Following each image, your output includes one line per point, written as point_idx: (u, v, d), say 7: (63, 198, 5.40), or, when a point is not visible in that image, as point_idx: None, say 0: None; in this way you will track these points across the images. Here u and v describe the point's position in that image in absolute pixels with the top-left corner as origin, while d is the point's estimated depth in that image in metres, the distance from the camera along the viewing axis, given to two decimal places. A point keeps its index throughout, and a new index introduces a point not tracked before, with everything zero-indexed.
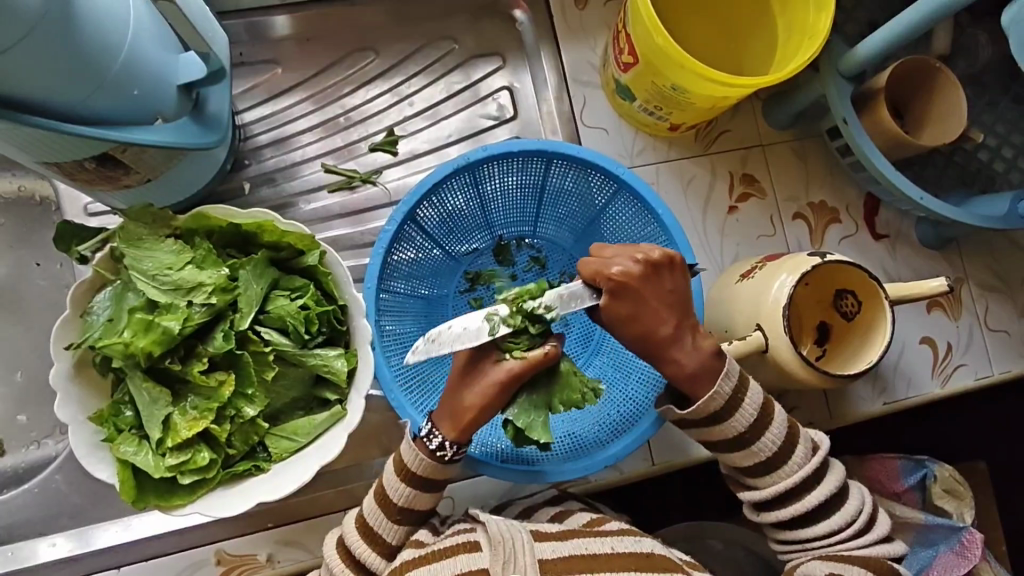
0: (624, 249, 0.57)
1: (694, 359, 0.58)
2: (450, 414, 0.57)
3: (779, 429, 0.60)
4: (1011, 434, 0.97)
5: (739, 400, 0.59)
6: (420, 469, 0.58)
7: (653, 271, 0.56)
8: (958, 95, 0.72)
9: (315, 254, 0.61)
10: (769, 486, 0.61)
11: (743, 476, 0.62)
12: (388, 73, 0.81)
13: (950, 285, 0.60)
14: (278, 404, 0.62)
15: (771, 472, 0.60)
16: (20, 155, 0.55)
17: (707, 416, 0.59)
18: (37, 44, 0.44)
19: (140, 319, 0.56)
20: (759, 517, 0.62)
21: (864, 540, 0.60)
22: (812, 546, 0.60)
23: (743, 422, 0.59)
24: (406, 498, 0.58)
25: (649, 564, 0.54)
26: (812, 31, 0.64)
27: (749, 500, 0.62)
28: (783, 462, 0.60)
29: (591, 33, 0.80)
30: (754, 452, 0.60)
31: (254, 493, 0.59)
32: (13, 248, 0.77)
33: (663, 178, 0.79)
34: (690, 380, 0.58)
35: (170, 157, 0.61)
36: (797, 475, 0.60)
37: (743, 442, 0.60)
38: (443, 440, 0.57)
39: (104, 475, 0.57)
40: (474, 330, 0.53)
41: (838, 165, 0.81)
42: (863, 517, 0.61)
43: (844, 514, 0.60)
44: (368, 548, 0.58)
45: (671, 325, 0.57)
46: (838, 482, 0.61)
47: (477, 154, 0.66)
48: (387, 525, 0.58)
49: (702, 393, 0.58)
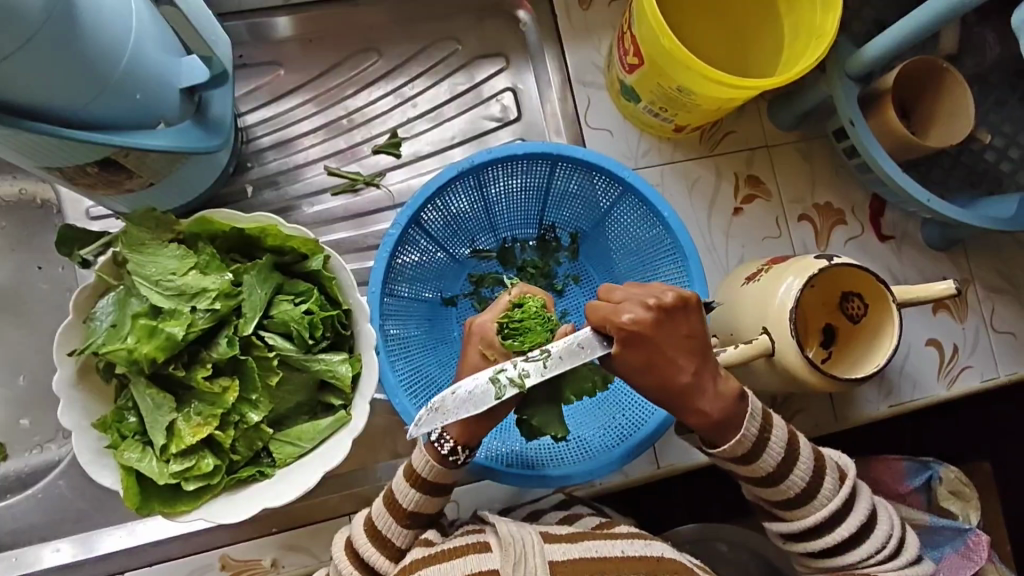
0: (634, 292, 0.55)
1: (718, 405, 0.56)
2: (461, 417, 0.55)
3: (806, 464, 0.60)
4: (1016, 435, 0.97)
5: (766, 440, 0.59)
6: (430, 473, 0.57)
7: (668, 317, 0.54)
8: (964, 95, 0.71)
9: (319, 259, 0.61)
10: (798, 517, 0.60)
11: (772, 511, 0.62)
12: (391, 74, 0.80)
13: (957, 288, 0.61)
14: (282, 409, 0.62)
15: (800, 508, 0.60)
16: (22, 161, 0.54)
17: (736, 458, 0.59)
18: (39, 49, 0.43)
19: (144, 325, 0.56)
20: (788, 547, 0.62)
21: (895, 564, 0.60)
22: (840, 570, 0.60)
23: (770, 461, 0.59)
24: (416, 503, 0.58)
25: (659, 568, 0.53)
26: (819, 31, 0.63)
27: (777, 531, 0.62)
28: (812, 495, 0.60)
29: (595, 32, 0.79)
30: (782, 489, 0.60)
31: (261, 497, 0.59)
32: (15, 250, 0.77)
33: (667, 179, 0.78)
34: (716, 425, 0.57)
35: (172, 161, 0.60)
36: (826, 509, 0.60)
37: (772, 480, 0.60)
38: (454, 443, 0.56)
39: (109, 482, 0.57)
40: (480, 395, 0.52)
41: (844, 166, 0.80)
42: (893, 541, 0.60)
43: (874, 540, 0.60)
44: (380, 555, 0.57)
45: (690, 372, 0.54)
46: (866, 508, 0.61)
47: (481, 156, 0.66)
48: (396, 529, 0.58)
49: (729, 438, 0.58)
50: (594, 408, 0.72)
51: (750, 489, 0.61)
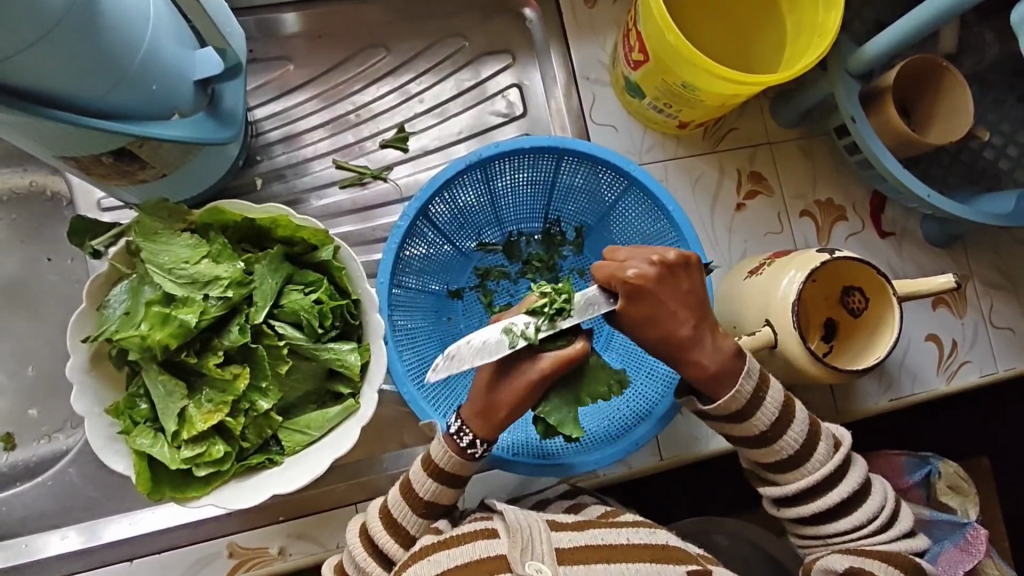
0: (639, 251, 0.58)
1: (715, 359, 0.58)
2: (478, 413, 0.57)
3: (801, 426, 0.61)
4: (1014, 432, 0.98)
5: (761, 398, 0.59)
6: (448, 464, 0.58)
7: (670, 273, 0.57)
8: (965, 93, 0.72)
9: (329, 249, 0.62)
10: (790, 482, 0.61)
11: (767, 473, 0.63)
12: (398, 70, 0.81)
13: (957, 282, 0.62)
14: (292, 398, 0.63)
15: (792, 469, 0.61)
16: (38, 150, 0.55)
17: (729, 415, 0.60)
18: (60, 41, 0.44)
19: (157, 312, 0.57)
20: (781, 512, 0.63)
21: (887, 536, 0.60)
22: (833, 541, 0.61)
23: (766, 419, 0.60)
24: (433, 493, 0.59)
25: (664, 555, 0.55)
26: (822, 29, 0.64)
27: (770, 495, 0.63)
28: (801, 461, 0.61)
29: (600, 30, 0.80)
30: (775, 449, 0.61)
31: (271, 484, 0.59)
32: (25, 241, 0.78)
33: (671, 175, 0.79)
34: (712, 380, 0.58)
35: (184, 153, 0.61)
36: (819, 472, 0.60)
37: (765, 439, 0.60)
38: (473, 438, 0.57)
39: (121, 467, 0.58)
40: (494, 345, 0.54)
41: (844, 162, 0.81)
42: (885, 512, 0.61)
43: (866, 510, 0.61)
44: (393, 541, 0.58)
45: (690, 326, 0.57)
46: (858, 479, 0.61)
47: (488, 150, 0.67)
48: (411, 516, 0.59)
49: (724, 393, 0.59)
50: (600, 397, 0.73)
51: (745, 452, 0.62)
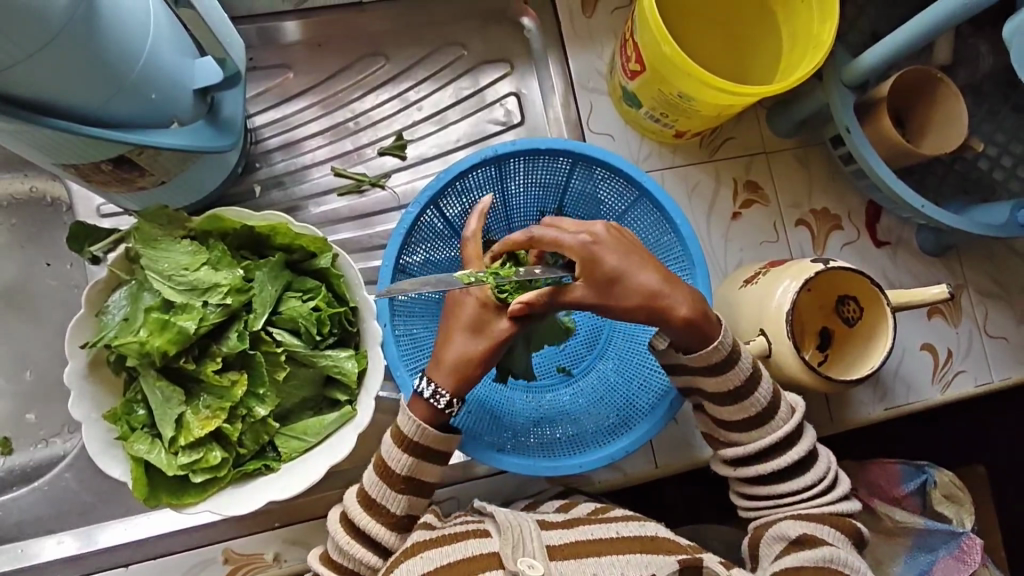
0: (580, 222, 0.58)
1: (690, 305, 0.58)
2: (453, 370, 0.58)
3: (769, 385, 0.62)
4: (1009, 441, 0.98)
5: (737, 353, 0.60)
6: (421, 437, 0.58)
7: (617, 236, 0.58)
8: (959, 105, 0.73)
9: (328, 257, 0.63)
10: (753, 440, 0.61)
11: (725, 432, 0.63)
12: (397, 78, 0.82)
13: (951, 292, 0.63)
14: (288, 404, 0.63)
15: (755, 428, 0.61)
16: (38, 157, 0.56)
17: (707, 368, 0.60)
18: (60, 51, 0.45)
19: (156, 318, 0.57)
20: (736, 472, 0.63)
21: (831, 496, 0.61)
22: (783, 502, 0.61)
23: (741, 375, 0.60)
24: (411, 468, 0.59)
25: (654, 546, 0.55)
26: (817, 40, 0.65)
27: (728, 455, 0.63)
28: (769, 418, 0.61)
29: (598, 39, 0.81)
30: (745, 406, 0.61)
31: (268, 490, 0.60)
32: (24, 246, 0.78)
33: (668, 184, 0.80)
34: (690, 328, 0.58)
35: (183, 160, 0.62)
36: (782, 431, 0.61)
37: (737, 395, 0.61)
38: (450, 397, 0.58)
39: (118, 473, 0.58)
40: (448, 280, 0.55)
41: (840, 172, 0.82)
42: (830, 474, 0.62)
43: (815, 471, 0.61)
44: (375, 521, 0.58)
45: (655, 277, 0.57)
46: (810, 442, 0.62)
47: (505, 147, 0.68)
48: (390, 494, 0.59)
49: (701, 345, 0.59)
50: (589, 404, 0.73)
51: (714, 410, 0.62)
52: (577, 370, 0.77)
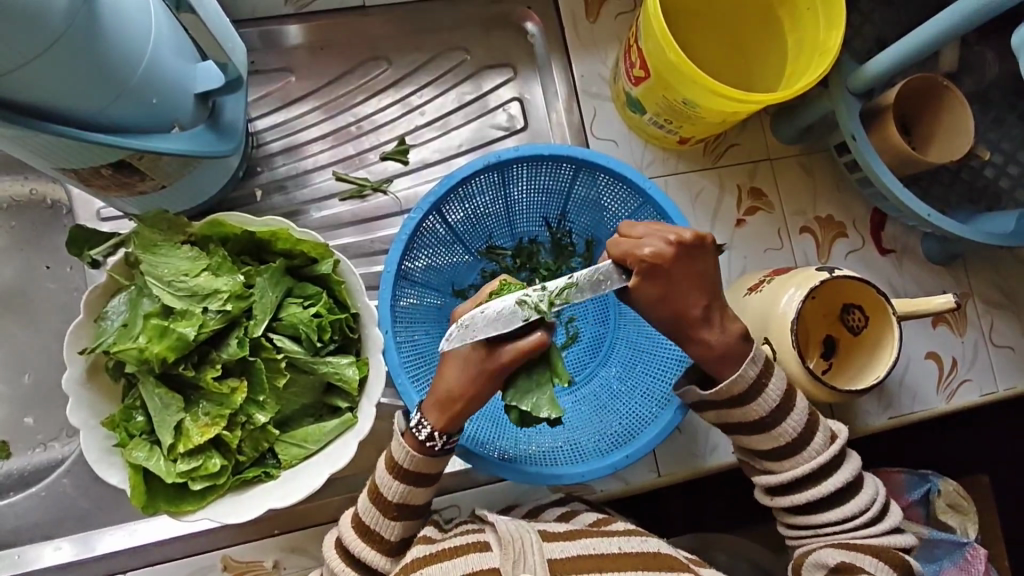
0: (653, 229, 0.57)
1: (723, 340, 0.58)
2: (438, 402, 0.57)
3: (799, 415, 0.61)
4: (1012, 450, 0.97)
5: (762, 384, 0.60)
6: (409, 464, 0.58)
7: (686, 253, 0.57)
8: (965, 112, 0.72)
9: (329, 263, 0.62)
10: (786, 470, 0.61)
11: (759, 459, 0.62)
12: (399, 83, 0.81)
13: (957, 302, 0.62)
14: (288, 412, 0.62)
15: (788, 456, 0.61)
16: (38, 162, 0.55)
17: (731, 399, 0.60)
18: (59, 57, 0.44)
19: (155, 325, 0.56)
20: (772, 500, 0.63)
21: (876, 529, 0.60)
22: (823, 533, 0.60)
23: (766, 406, 0.60)
24: (401, 495, 0.58)
25: (656, 564, 0.54)
26: (823, 47, 0.64)
27: (764, 484, 0.62)
28: (801, 448, 0.61)
29: (602, 46, 0.81)
30: (775, 436, 0.60)
31: (266, 498, 0.59)
32: (24, 248, 0.77)
33: (672, 190, 0.79)
34: (719, 358, 0.59)
35: (185, 165, 0.61)
36: (815, 461, 0.60)
37: (764, 426, 0.60)
38: (432, 430, 0.57)
39: (115, 480, 0.58)
40: (508, 314, 0.53)
41: (844, 179, 0.81)
42: (876, 505, 0.61)
43: (858, 502, 0.60)
44: (369, 548, 0.58)
45: (702, 305, 0.58)
46: (854, 469, 0.61)
47: (508, 154, 0.67)
48: (384, 521, 0.58)
49: (729, 374, 0.59)
50: (592, 412, 0.73)
51: (742, 438, 0.62)
52: (580, 374, 0.76)
